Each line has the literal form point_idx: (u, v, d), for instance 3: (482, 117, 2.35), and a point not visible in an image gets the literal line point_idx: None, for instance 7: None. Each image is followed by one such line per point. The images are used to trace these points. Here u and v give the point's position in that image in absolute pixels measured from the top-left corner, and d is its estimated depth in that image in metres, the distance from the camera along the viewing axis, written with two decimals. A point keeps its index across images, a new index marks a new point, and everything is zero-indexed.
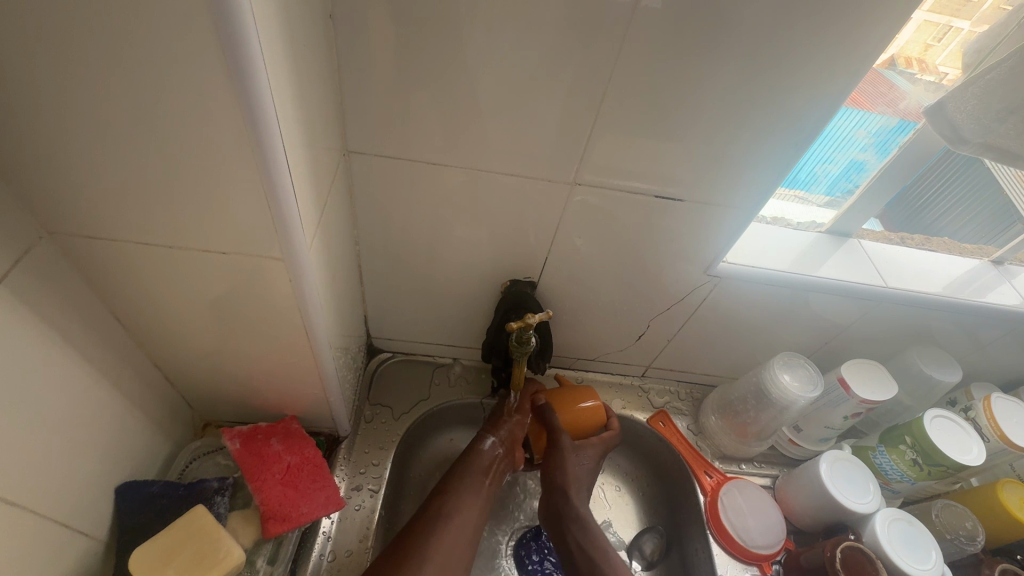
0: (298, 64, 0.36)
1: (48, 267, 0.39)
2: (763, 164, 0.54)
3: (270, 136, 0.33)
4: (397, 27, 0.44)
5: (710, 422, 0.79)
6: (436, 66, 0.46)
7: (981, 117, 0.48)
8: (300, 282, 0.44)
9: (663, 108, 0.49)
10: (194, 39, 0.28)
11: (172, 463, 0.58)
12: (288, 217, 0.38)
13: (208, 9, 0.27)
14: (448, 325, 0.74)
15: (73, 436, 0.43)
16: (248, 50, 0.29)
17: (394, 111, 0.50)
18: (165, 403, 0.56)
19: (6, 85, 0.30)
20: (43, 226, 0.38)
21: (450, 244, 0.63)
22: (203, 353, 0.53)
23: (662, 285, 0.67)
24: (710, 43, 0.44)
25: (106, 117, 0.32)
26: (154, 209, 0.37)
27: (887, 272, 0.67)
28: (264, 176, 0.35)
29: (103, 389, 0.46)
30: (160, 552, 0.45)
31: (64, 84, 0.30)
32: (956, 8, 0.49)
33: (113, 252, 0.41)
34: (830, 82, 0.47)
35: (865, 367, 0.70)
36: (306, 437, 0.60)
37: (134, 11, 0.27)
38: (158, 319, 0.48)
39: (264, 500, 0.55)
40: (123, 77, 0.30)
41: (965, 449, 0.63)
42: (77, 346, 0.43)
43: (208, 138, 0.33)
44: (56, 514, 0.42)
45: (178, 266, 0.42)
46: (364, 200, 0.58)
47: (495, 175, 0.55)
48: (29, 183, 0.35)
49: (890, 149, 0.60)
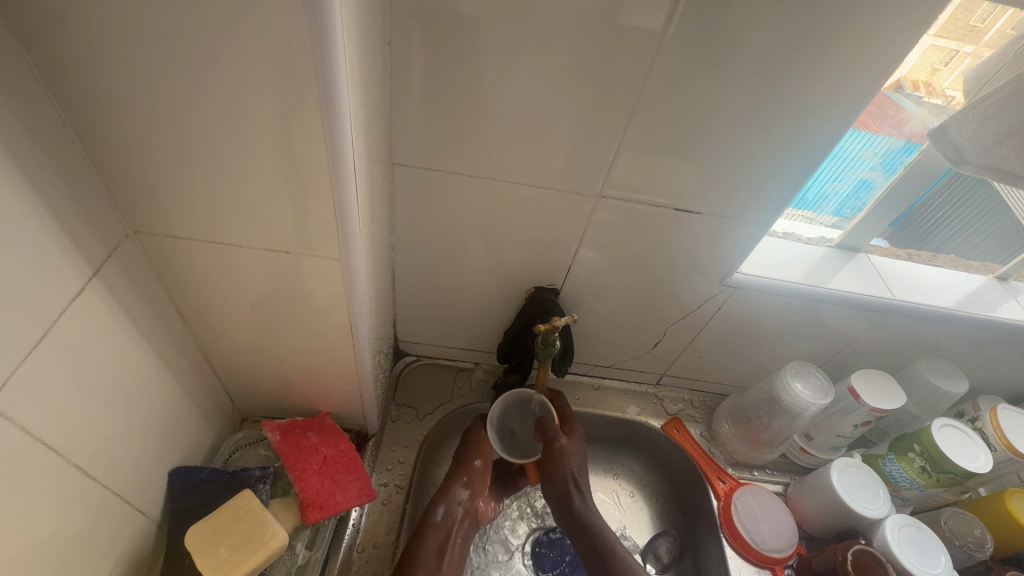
0: (364, 86, 0.40)
1: (129, 263, 0.43)
2: (775, 181, 0.58)
3: (343, 150, 0.37)
4: (444, 53, 0.49)
5: (723, 429, 0.81)
6: (477, 89, 0.51)
7: (982, 140, 0.51)
8: (349, 283, 0.48)
9: (684, 128, 0.53)
10: (288, 66, 0.33)
11: (217, 452, 0.63)
12: (347, 222, 0.42)
13: (303, 40, 0.32)
14: (472, 331, 0.78)
15: (136, 420, 0.47)
16: (334, 77, 0.33)
17: (437, 128, 0.54)
18: (210, 396, 0.60)
19: (117, 103, 0.35)
20: (129, 226, 0.43)
21: (478, 252, 0.66)
22: (250, 350, 0.56)
23: (678, 296, 0.70)
24: (728, 71, 0.49)
25: (201, 134, 0.36)
26: (227, 214, 0.42)
27: (895, 285, 0.70)
28: (333, 183, 0.39)
29: (163, 379, 0.50)
30: (213, 530, 0.51)
31: (165, 103, 0.35)
32: (964, 34, 0.51)
33: (184, 251, 0.45)
34: (838, 107, 0.51)
35: (876, 377, 0.72)
36: (340, 432, 0.64)
37: (240, 42, 0.32)
38: (216, 315, 0.52)
39: (303, 488, 0.59)
40: (221, 98, 0.34)
41: (972, 457, 0.65)
42: (145, 336, 0.47)
43: (285, 152, 0.37)
44: (115, 492, 0.46)
45: (240, 267, 0.47)
46: (402, 210, 0.62)
47: (525, 188, 0.59)
48: (122, 187, 0.40)
49: (897, 169, 0.63)
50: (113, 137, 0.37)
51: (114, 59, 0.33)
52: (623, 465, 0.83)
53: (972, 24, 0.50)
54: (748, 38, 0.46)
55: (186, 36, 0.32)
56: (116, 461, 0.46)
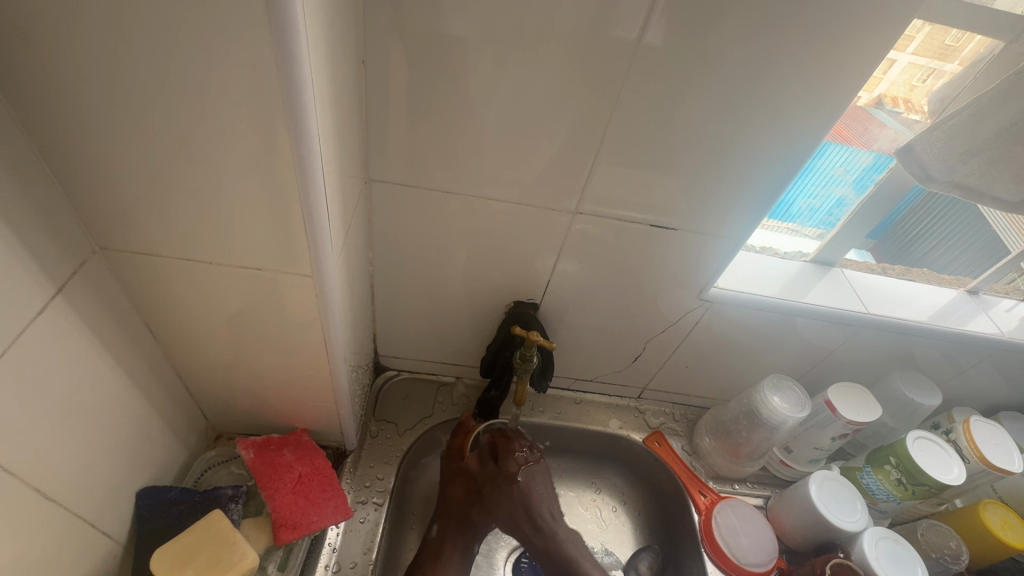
0: (336, 104, 0.41)
1: (96, 279, 0.43)
2: (748, 197, 0.59)
3: (313, 168, 0.37)
4: (418, 71, 0.49)
5: (704, 442, 0.81)
6: (450, 107, 0.52)
7: (946, 158, 0.52)
8: (322, 299, 0.48)
9: (656, 146, 0.54)
10: (256, 85, 0.33)
11: (189, 470, 0.62)
12: (320, 239, 0.42)
13: (270, 58, 0.32)
14: (453, 344, 0.77)
15: (104, 438, 0.47)
16: (302, 97, 0.34)
17: (413, 144, 0.54)
18: (182, 413, 0.59)
19: (82, 121, 0.35)
20: (96, 242, 0.42)
21: (456, 267, 0.67)
22: (223, 366, 0.56)
23: (657, 310, 0.71)
24: (697, 91, 0.50)
25: (170, 151, 0.36)
26: (195, 230, 0.42)
27: (868, 299, 0.71)
28: (303, 200, 0.39)
29: (132, 397, 0.49)
30: (180, 554, 0.50)
31: (131, 122, 0.35)
32: (939, 53, 0.54)
33: (152, 267, 0.44)
34: (805, 125, 0.53)
35: (851, 391, 0.73)
36: (316, 449, 0.64)
37: (207, 61, 0.32)
38: (188, 332, 0.51)
39: (276, 508, 0.58)
40: (190, 116, 0.35)
41: (946, 469, 0.66)
42: (114, 353, 0.46)
43: (254, 169, 0.37)
44: (80, 513, 0.45)
45: (209, 282, 0.46)
46: (381, 226, 0.62)
47: (502, 204, 0.60)
48: (88, 203, 0.39)
49: (867, 186, 0.65)
50: (80, 155, 0.36)
51: (80, 78, 0.33)
52: (606, 480, 0.83)
53: (947, 43, 0.53)
54: (717, 59, 0.48)
55: (155, 56, 0.32)
56: (81, 480, 0.45)
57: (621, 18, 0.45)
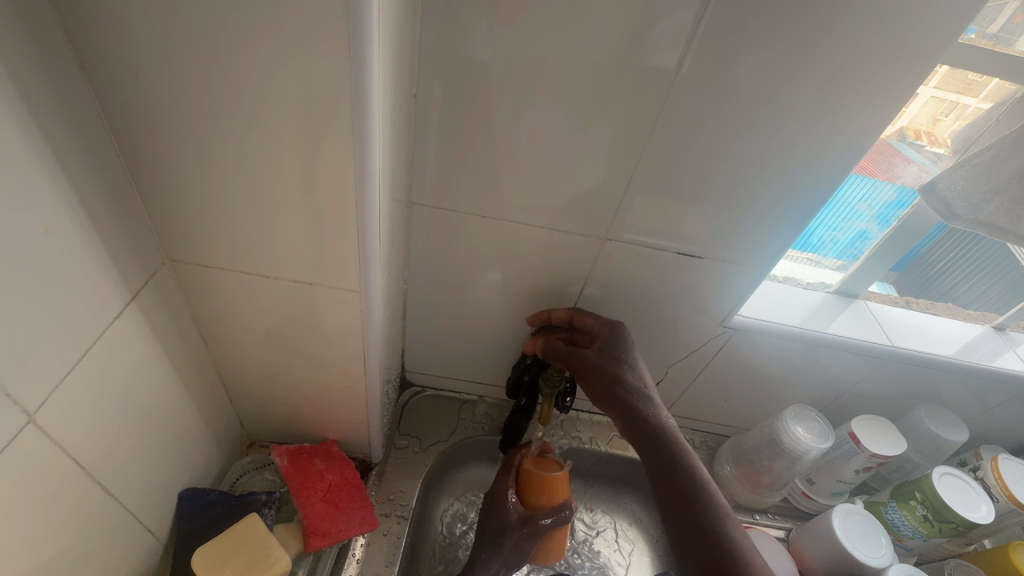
0: (393, 133, 0.44)
1: (163, 289, 0.46)
2: (775, 228, 0.60)
3: (371, 196, 0.41)
4: (463, 105, 0.53)
5: (725, 470, 0.81)
6: (491, 137, 0.55)
7: (971, 196, 0.54)
8: (365, 316, 0.50)
9: (685, 177, 0.57)
10: (328, 120, 0.36)
11: (225, 474, 0.64)
12: (369, 259, 0.45)
13: (346, 98, 0.35)
14: (478, 363, 0.79)
15: (157, 437, 0.49)
16: (369, 132, 0.37)
17: (454, 172, 0.58)
18: (224, 418, 0.62)
19: (167, 147, 0.38)
20: (166, 254, 0.46)
21: (485, 287, 0.69)
22: (264, 376, 0.58)
23: (681, 335, 0.72)
24: (727, 128, 0.52)
25: (242, 175, 0.40)
26: (254, 245, 0.45)
27: (892, 332, 0.72)
28: (357, 220, 0.42)
29: (183, 400, 0.52)
30: (220, 554, 0.52)
31: (210, 147, 0.38)
32: (962, 88, 0.55)
33: (211, 278, 0.48)
34: (832, 161, 0.54)
35: (875, 424, 0.73)
36: (346, 459, 0.66)
37: (285, 97, 0.36)
38: (236, 340, 0.54)
39: (307, 515, 0.60)
40: (265, 142, 0.38)
41: (974, 506, 0.65)
42: (172, 358, 0.49)
43: (316, 192, 0.41)
44: (131, 507, 0.48)
45: (262, 295, 0.49)
46: (417, 245, 0.65)
47: (534, 228, 0.62)
48: (163, 219, 0.43)
49: (891, 221, 0.66)
50: (161, 177, 0.40)
51: (172, 109, 0.36)
52: (624, 505, 0.84)
53: (970, 79, 0.54)
54: (748, 97, 0.50)
55: (243, 90, 0.35)
56: (135, 476, 0.47)
57: (656, 60, 0.48)
